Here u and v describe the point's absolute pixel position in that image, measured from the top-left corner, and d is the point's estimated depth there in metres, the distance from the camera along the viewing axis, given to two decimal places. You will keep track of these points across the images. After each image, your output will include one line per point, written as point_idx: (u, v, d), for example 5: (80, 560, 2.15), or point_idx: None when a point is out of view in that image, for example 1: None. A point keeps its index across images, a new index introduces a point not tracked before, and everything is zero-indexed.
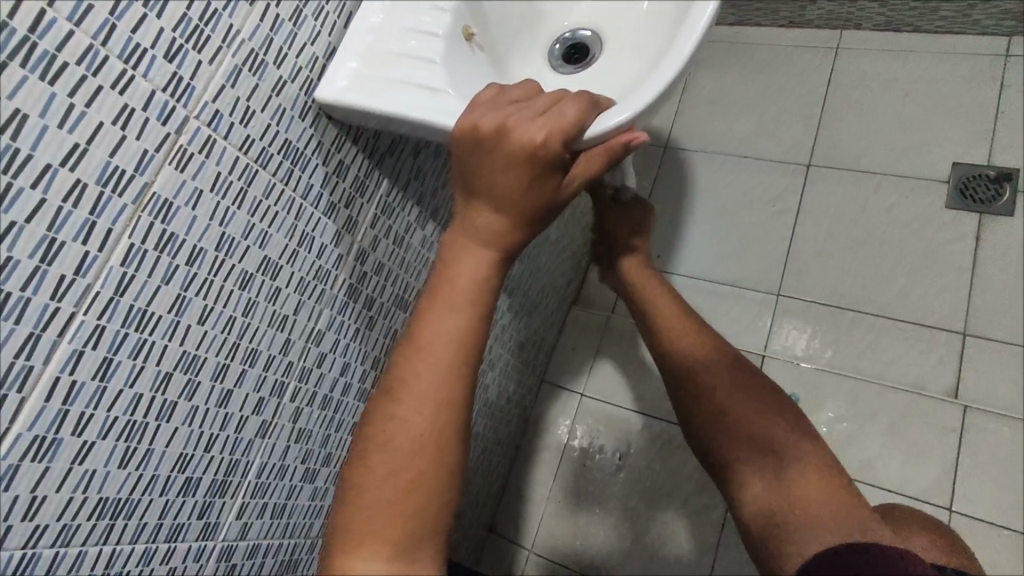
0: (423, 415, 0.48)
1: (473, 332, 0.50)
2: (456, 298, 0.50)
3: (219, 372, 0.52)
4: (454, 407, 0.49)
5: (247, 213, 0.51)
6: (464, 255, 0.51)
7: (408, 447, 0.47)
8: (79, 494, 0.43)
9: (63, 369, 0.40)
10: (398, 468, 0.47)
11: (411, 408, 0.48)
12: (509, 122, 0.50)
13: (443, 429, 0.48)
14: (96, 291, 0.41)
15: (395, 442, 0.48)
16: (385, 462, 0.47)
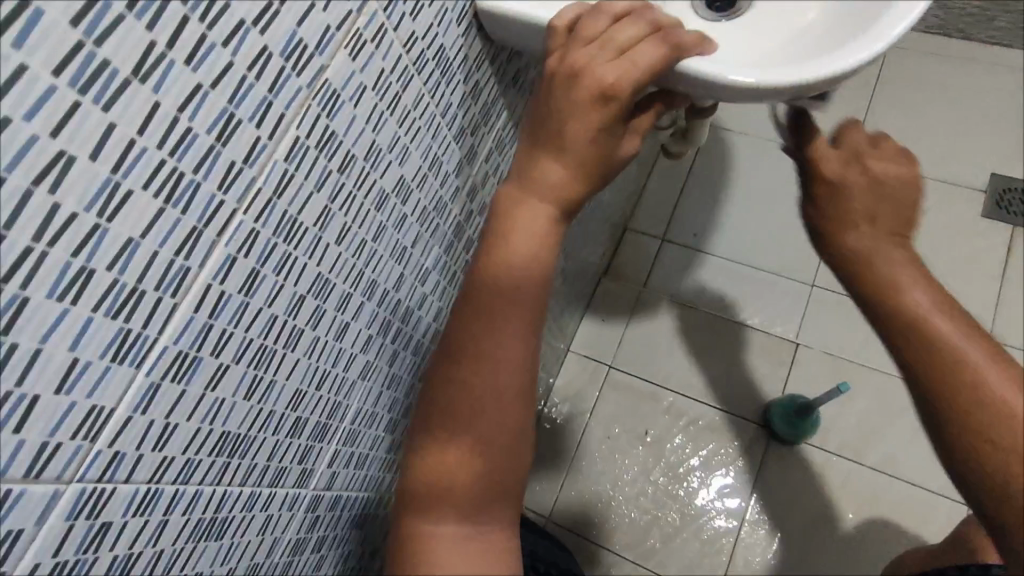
0: (487, 382, 0.43)
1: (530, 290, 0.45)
2: (518, 263, 0.45)
3: (341, 302, 0.46)
4: (514, 370, 0.44)
5: (396, 122, 0.44)
6: (521, 209, 0.46)
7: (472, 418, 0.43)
8: (207, 425, 0.37)
9: (215, 277, 0.34)
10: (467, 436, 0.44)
11: (469, 375, 0.44)
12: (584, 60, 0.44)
13: (504, 393, 0.44)
14: (258, 188, 0.34)
15: (454, 415, 0.44)
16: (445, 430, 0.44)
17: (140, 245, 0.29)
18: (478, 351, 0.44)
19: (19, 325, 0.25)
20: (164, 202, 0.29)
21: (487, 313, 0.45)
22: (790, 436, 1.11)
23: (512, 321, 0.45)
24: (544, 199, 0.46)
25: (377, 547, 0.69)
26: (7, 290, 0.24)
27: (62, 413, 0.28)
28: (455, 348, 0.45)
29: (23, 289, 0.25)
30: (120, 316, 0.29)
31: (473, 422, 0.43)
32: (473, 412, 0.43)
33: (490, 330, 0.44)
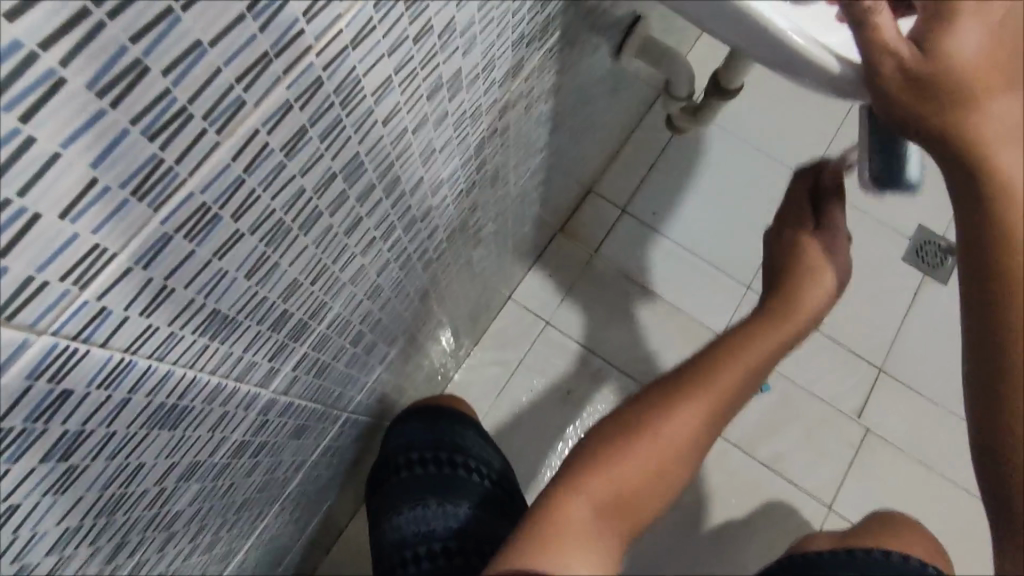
0: (684, 429, 0.52)
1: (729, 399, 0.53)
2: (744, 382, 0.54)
3: (363, 193, 0.40)
4: (693, 443, 0.52)
5: (477, 5, 0.38)
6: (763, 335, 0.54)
7: (643, 455, 0.50)
8: (202, 297, 0.31)
9: (264, 123, 0.27)
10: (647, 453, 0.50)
11: (679, 417, 0.52)
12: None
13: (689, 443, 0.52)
14: (340, 29, 0.28)
15: (638, 440, 0.50)
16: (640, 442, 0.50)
17: (207, 54, 0.22)
18: (684, 404, 0.52)
19: (44, 113, 0.18)
20: (246, 7, 0.22)
21: (710, 395, 0.52)
22: None
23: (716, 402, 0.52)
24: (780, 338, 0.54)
25: (304, 458, 0.64)
26: (41, 60, 0.17)
27: (60, 246, 0.21)
28: (667, 410, 0.52)
29: (60, 66, 0.18)
30: (157, 140, 0.22)
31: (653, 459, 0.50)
32: (656, 446, 0.50)
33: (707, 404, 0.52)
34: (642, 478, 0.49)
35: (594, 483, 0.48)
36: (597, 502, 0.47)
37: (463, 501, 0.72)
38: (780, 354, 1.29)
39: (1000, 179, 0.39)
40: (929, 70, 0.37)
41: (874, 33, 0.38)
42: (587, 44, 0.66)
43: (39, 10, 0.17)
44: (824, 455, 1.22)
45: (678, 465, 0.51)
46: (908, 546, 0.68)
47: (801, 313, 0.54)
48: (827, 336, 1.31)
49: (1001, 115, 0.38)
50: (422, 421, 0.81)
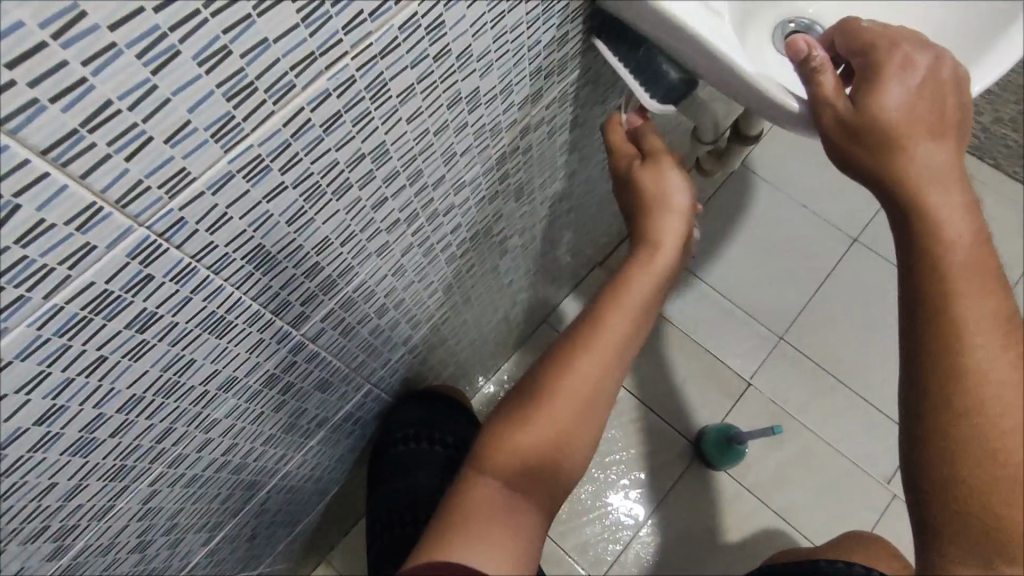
0: (575, 385, 0.58)
1: (614, 351, 0.59)
2: (623, 333, 0.60)
3: (389, 177, 0.50)
4: (591, 406, 0.58)
5: (492, 37, 0.49)
6: (633, 283, 0.61)
7: (540, 419, 0.56)
8: (252, 230, 0.42)
9: (309, 103, 0.38)
10: (544, 417, 0.57)
11: (576, 372, 0.58)
12: (884, 52, 0.45)
13: (587, 396, 0.58)
14: (370, 42, 0.39)
15: (541, 399, 0.57)
16: (542, 408, 0.57)
17: (270, 48, 0.33)
18: (570, 362, 0.58)
19: (166, 70, 0.29)
20: (301, 20, 0.33)
21: (590, 350, 0.59)
22: (718, 461, 1.20)
23: (598, 356, 0.59)
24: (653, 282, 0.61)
25: (327, 416, 0.74)
26: (167, 40, 0.29)
27: (160, 162, 0.32)
28: (551, 373, 0.58)
29: (179, 43, 0.29)
30: (232, 102, 0.33)
31: (549, 419, 0.57)
32: (556, 402, 0.57)
33: (590, 366, 0.58)
34: (540, 438, 0.56)
35: (501, 454, 0.55)
36: (505, 471, 0.55)
37: (446, 478, 0.90)
38: (808, 407, 1.28)
39: (934, 218, 0.44)
40: (859, 121, 0.44)
41: (818, 87, 0.46)
42: (613, 86, 0.76)
43: (171, 9, 0.28)
44: (845, 515, 1.20)
45: (581, 421, 0.58)
46: (879, 562, 0.80)
47: (665, 253, 0.62)
48: (861, 396, 1.29)
49: (926, 160, 0.44)
50: (422, 398, 0.92)
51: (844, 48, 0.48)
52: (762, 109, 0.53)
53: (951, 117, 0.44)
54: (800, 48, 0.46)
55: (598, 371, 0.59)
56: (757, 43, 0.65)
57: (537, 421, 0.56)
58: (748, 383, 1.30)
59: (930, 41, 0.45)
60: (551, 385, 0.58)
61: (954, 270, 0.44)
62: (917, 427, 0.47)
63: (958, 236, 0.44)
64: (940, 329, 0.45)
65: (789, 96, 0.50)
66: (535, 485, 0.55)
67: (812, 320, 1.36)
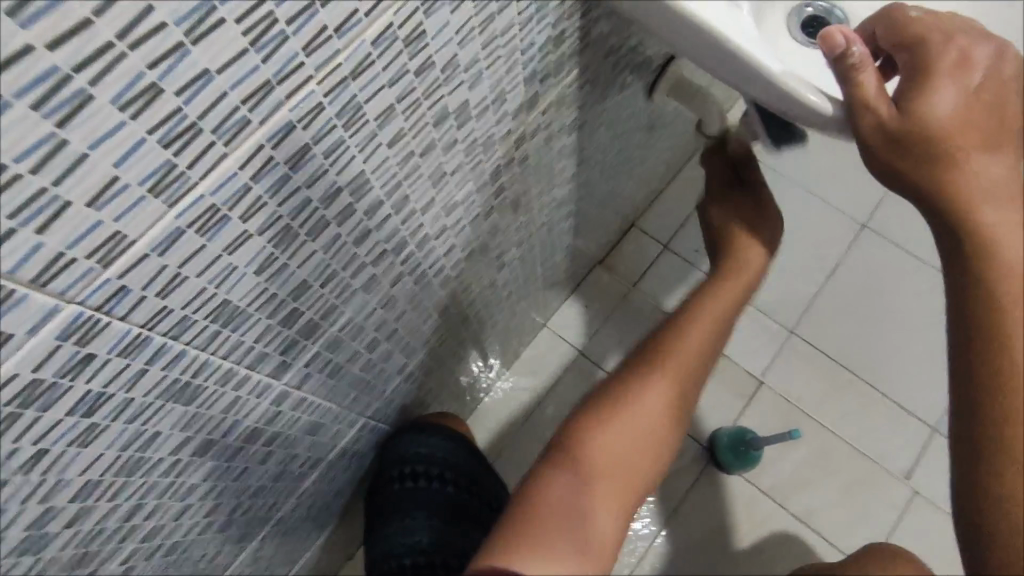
0: (647, 406, 0.59)
1: (685, 391, 0.62)
2: (691, 370, 0.63)
3: (371, 209, 0.44)
4: (661, 430, 0.59)
5: (481, 43, 0.42)
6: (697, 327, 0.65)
7: (615, 434, 0.56)
8: (213, 287, 0.36)
9: (269, 139, 0.32)
10: (623, 429, 0.57)
11: (649, 393, 0.60)
12: (933, 46, 0.40)
13: (660, 418, 0.59)
14: (339, 63, 0.33)
15: (619, 409, 0.58)
16: (616, 422, 0.57)
17: (213, 81, 0.27)
18: (646, 379, 0.61)
19: (76, 120, 0.23)
20: (249, 44, 0.27)
21: (666, 372, 0.61)
22: (733, 466, 1.15)
23: (667, 381, 0.61)
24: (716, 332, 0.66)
25: (320, 457, 0.68)
26: (74, 82, 0.22)
27: (86, 229, 0.26)
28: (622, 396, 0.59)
29: (89, 85, 0.23)
30: (171, 148, 0.27)
31: (622, 433, 0.56)
32: (631, 413, 0.58)
33: (660, 392, 0.60)
34: (618, 450, 0.55)
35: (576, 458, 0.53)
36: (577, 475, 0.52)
37: (446, 521, 0.83)
38: (822, 403, 1.24)
39: (987, 242, 0.39)
40: (906, 127, 0.38)
41: (857, 89, 0.39)
42: (612, 82, 0.70)
43: (73, 44, 0.22)
44: (865, 513, 1.17)
45: (650, 443, 0.57)
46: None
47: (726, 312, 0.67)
48: (875, 389, 1.25)
49: (980, 174, 0.38)
50: (422, 429, 0.86)
51: (887, 42, 0.43)
52: (789, 112, 0.47)
53: (1008, 124, 0.39)
54: (837, 42, 0.40)
55: (669, 404, 0.60)
56: (772, 32, 0.60)
57: (614, 432, 0.56)
58: (759, 381, 1.25)
59: (986, 33, 0.40)
60: (624, 404, 0.58)
61: (1010, 298, 0.39)
62: (963, 466, 0.43)
63: (1016, 262, 0.39)
64: (992, 364, 0.40)
65: (822, 95, 0.45)
66: (604, 499, 0.52)
67: (822, 312, 1.31)
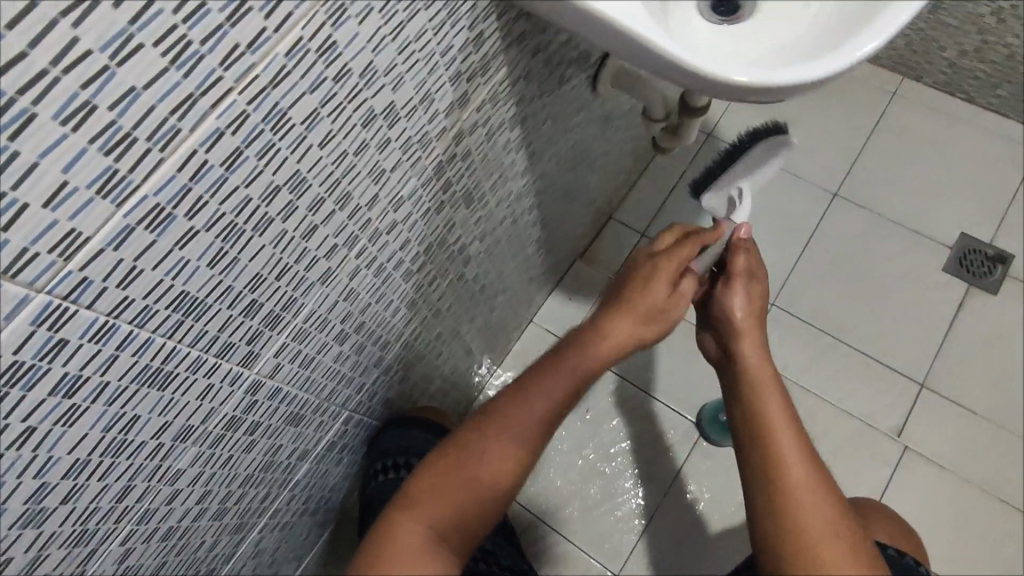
0: (500, 451, 0.59)
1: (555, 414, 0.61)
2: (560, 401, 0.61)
3: (314, 205, 0.50)
4: (521, 462, 0.60)
5: (396, 49, 0.48)
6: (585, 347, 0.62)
7: (461, 485, 0.58)
8: (169, 279, 0.41)
9: (201, 145, 0.37)
10: (467, 473, 0.58)
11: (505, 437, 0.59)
12: None
13: (517, 461, 0.59)
14: (256, 74, 0.38)
15: (467, 452, 0.59)
16: (462, 469, 0.58)
17: (140, 96, 0.32)
18: (502, 417, 0.60)
19: (25, 135, 0.29)
20: (169, 62, 0.33)
21: (522, 404, 0.60)
22: (718, 438, 1.20)
23: (528, 420, 0.60)
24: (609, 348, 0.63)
25: (307, 449, 0.73)
26: (17, 104, 0.28)
27: (45, 227, 0.32)
28: (471, 435, 0.60)
29: (32, 105, 0.29)
30: (111, 155, 0.33)
31: (473, 484, 0.58)
32: (483, 455, 0.59)
33: (521, 425, 0.60)
34: (466, 495, 0.58)
35: (425, 503, 0.57)
36: (428, 522, 0.56)
37: None
38: (807, 370, 1.28)
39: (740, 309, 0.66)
40: None
41: None
42: (550, 76, 0.75)
43: (15, 71, 0.27)
44: (858, 473, 1.19)
45: (503, 484, 0.59)
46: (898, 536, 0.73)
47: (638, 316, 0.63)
48: (858, 351, 1.29)
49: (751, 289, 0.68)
50: (402, 424, 0.91)
51: None
52: (679, 78, 0.51)
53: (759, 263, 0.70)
54: None
55: (528, 435, 0.60)
56: (682, 14, 0.65)
57: (463, 478, 0.58)
58: None
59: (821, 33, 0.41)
60: (472, 452, 0.59)
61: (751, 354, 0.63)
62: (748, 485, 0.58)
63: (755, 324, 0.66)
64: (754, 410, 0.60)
65: (746, 70, 0.49)
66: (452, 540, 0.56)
67: (800, 282, 1.35)
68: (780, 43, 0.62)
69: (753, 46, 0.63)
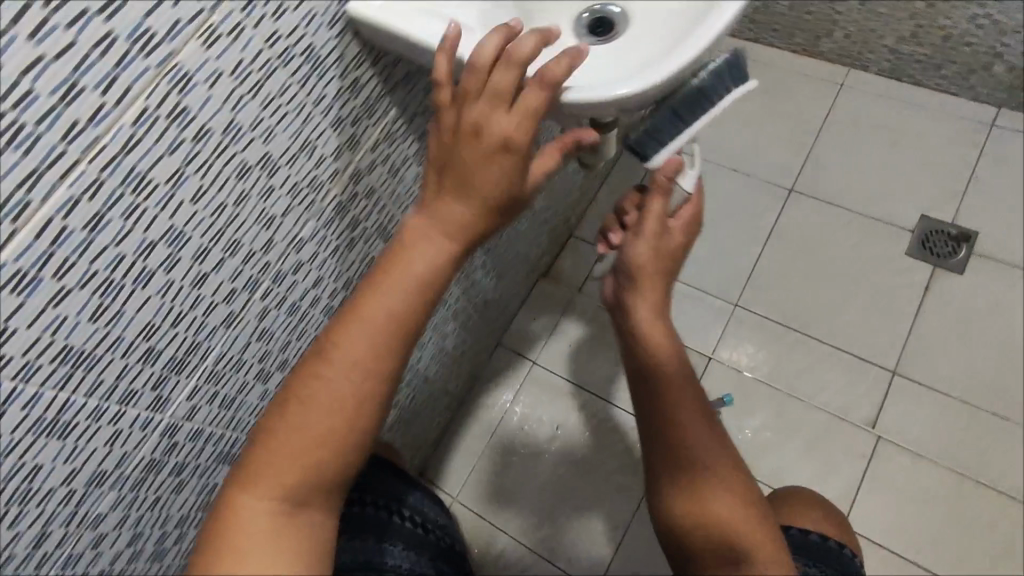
0: (336, 384, 0.48)
1: (409, 315, 0.49)
2: (400, 306, 0.49)
3: (199, 255, 0.54)
4: (376, 380, 0.49)
5: (259, 105, 0.52)
6: (419, 245, 0.51)
7: (301, 433, 0.47)
8: (49, 336, 0.45)
9: (57, 212, 0.42)
10: (307, 415, 0.47)
11: (340, 360, 0.48)
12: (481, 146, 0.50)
13: (365, 391, 0.48)
14: (103, 145, 0.42)
15: (302, 390, 0.48)
16: (298, 416, 0.47)
17: None
18: (334, 340, 0.48)
19: None
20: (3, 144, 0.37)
21: (357, 317, 0.49)
22: None
23: (368, 332, 0.48)
24: (445, 236, 0.51)
25: None
26: None
27: None
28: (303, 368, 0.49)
29: None
30: None
31: (316, 423, 0.47)
32: (320, 387, 0.48)
33: (365, 338, 0.48)
34: (312, 439, 0.47)
35: (264, 467, 0.47)
36: (275, 488, 0.46)
37: None
38: (776, 369, 1.27)
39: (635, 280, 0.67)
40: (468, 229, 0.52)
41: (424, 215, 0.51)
42: None
43: None
44: (834, 468, 1.18)
45: (356, 412, 0.48)
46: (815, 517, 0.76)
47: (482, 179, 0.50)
48: (827, 344, 1.28)
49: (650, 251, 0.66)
50: None
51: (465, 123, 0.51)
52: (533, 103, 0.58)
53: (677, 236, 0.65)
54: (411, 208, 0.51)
55: (375, 346, 0.49)
56: (559, 36, 0.69)
57: (301, 424, 0.47)
58: (708, 357, 1.29)
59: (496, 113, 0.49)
60: (306, 388, 0.48)
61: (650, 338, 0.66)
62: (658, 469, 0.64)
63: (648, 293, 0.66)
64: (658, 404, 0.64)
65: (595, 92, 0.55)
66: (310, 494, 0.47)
67: (762, 280, 1.35)
68: (645, 59, 0.65)
69: (623, 61, 0.66)
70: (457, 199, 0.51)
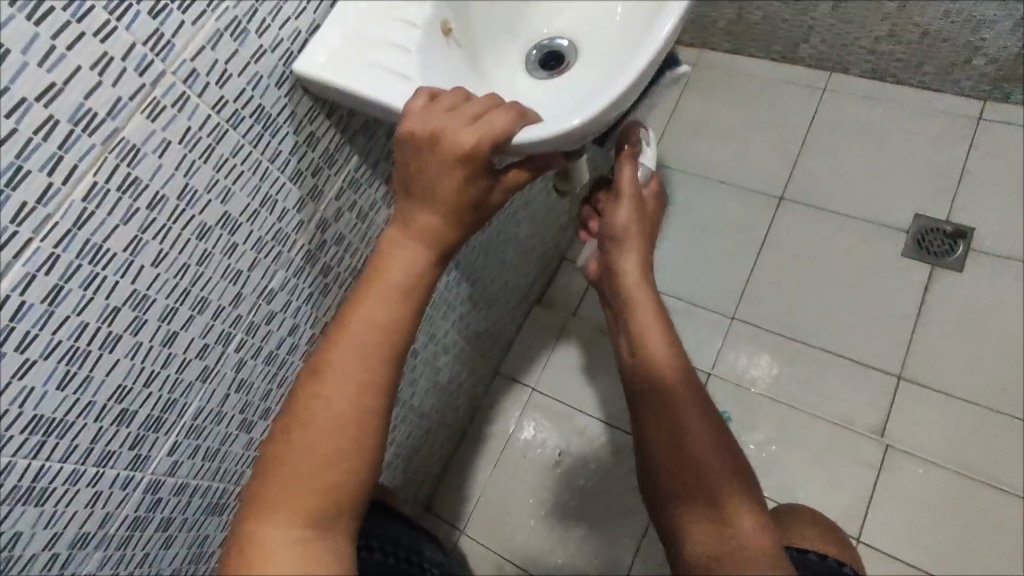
0: (331, 403, 0.46)
1: (401, 325, 0.49)
2: (386, 323, 0.49)
3: (166, 315, 0.55)
4: (378, 393, 0.48)
5: (212, 168, 0.54)
6: (396, 251, 0.51)
7: (308, 454, 0.45)
8: (16, 407, 0.47)
9: (14, 289, 0.44)
10: (308, 435, 0.46)
11: (334, 379, 0.47)
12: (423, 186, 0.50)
13: (367, 409, 0.47)
14: (55, 221, 0.45)
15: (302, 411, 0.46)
16: (302, 437, 0.46)
17: None
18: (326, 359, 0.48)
19: None
20: None
21: (347, 333, 0.48)
22: None
23: (359, 347, 0.48)
24: (418, 242, 0.51)
25: None
26: None
27: None
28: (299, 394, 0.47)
29: None
30: None
31: (319, 441, 0.45)
32: (320, 403, 0.46)
33: (359, 354, 0.48)
34: (317, 459, 0.45)
35: (274, 493, 0.45)
36: (288, 514, 0.44)
37: None
38: (777, 380, 1.25)
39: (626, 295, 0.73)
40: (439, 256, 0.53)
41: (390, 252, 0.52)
42: None
43: None
44: (842, 479, 1.15)
45: (361, 429, 0.47)
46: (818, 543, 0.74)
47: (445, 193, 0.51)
48: (828, 352, 1.25)
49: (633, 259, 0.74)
50: None
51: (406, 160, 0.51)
52: None
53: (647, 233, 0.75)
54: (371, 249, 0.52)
55: (371, 356, 0.48)
56: (511, 74, 0.71)
57: (305, 446, 0.45)
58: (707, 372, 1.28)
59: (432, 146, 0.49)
60: (305, 410, 0.46)
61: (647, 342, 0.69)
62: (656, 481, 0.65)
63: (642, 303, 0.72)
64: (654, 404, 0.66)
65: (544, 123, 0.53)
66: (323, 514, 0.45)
67: (758, 289, 1.34)
68: (593, 89, 0.65)
69: (573, 91, 0.68)
70: (428, 211, 0.51)
